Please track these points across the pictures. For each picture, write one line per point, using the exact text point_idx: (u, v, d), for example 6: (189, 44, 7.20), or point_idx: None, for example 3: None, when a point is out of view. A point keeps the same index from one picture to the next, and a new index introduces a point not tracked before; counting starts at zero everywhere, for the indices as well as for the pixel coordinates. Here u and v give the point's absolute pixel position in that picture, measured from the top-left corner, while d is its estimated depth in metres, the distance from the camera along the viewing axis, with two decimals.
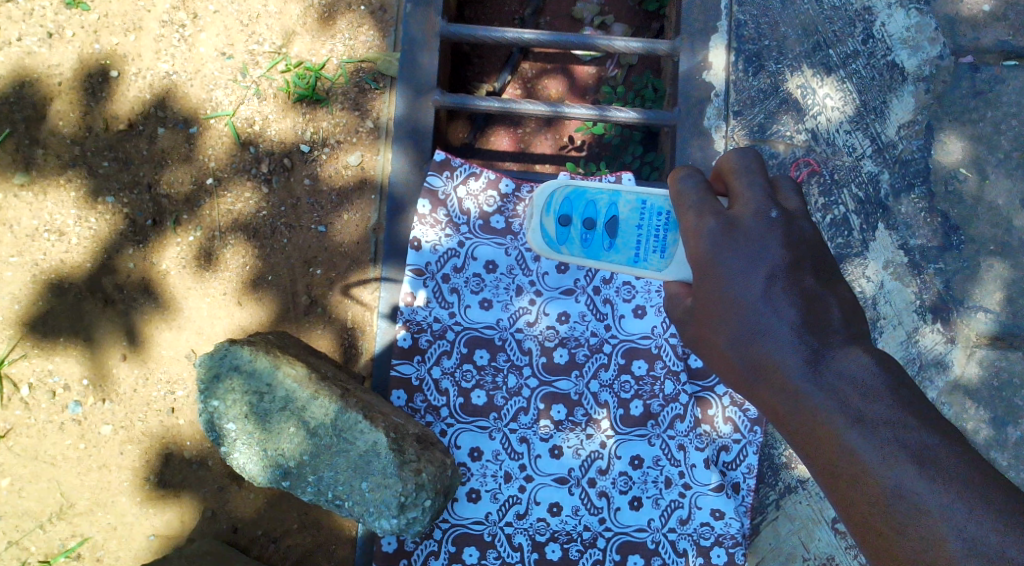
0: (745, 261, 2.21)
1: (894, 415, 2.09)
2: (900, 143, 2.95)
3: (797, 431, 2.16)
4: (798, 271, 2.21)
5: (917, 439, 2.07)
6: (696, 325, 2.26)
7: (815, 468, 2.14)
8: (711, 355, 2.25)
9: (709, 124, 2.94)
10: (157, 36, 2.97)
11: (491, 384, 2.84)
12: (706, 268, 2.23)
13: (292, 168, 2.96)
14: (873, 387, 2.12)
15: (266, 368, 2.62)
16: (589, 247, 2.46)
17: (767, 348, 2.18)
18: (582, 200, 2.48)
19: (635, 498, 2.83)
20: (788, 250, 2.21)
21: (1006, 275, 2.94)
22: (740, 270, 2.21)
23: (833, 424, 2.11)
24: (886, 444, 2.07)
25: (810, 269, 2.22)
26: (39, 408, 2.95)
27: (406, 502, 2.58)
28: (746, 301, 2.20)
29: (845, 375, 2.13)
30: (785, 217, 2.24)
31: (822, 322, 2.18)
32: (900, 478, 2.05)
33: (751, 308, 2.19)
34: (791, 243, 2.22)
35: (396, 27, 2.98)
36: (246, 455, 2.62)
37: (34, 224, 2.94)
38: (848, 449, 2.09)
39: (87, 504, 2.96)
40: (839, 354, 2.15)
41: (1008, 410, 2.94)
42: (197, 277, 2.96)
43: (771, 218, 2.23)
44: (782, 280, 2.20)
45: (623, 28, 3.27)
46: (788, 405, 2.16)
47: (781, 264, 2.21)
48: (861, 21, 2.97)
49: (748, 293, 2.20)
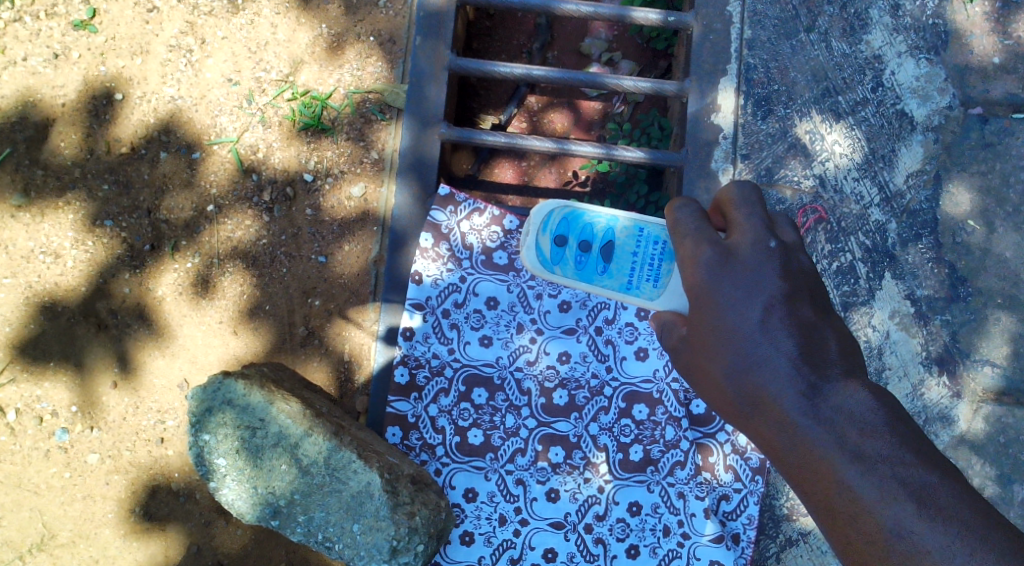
0: (741, 291, 2.17)
1: (892, 452, 2.05)
2: (908, 192, 2.92)
3: (793, 466, 2.11)
4: (797, 304, 2.17)
5: (917, 477, 2.03)
6: (691, 354, 2.22)
7: (811, 502, 2.09)
8: (706, 386, 2.20)
9: (716, 167, 2.92)
10: (163, 61, 2.94)
11: (488, 424, 2.79)
12: (702, 297, 2.19)
13: (294, 198, 2.92)
14: (872, 422, 2.07)
15: (261, 403, 2.55)
16: (583, 270, 2.43)
17: (763, 380, 2.13)
18: (580, 222, 2.44)
19: (632, 546, 2.77)
20: (785, 281, 2.18)
21: (1013, 329, 2.91)
22: (737, 299, 2.16)
23: (831, 459, 2.07)
24: (885, 481, 2.03)
25: (806, 299, 2.19)
26: (24, 434, 2.89)
27: (399, 546, 2.51)
28: (742, 331, 2.15)
29: (843, 409, 2.08)
30: (784, 248, 2.21)
31: (819, 354, 2.14)
32: (899, 518, 2.01)
33: (748, 338, 2.15)
34: (792, 277, 2.19)
35: (404, 59, 2.95)
36: (236, 491, 2.55)
37: (30, 245, 2.89)
38: (845, 484, 2.05)
39: (69, 535, 2.89)
40: (837, 388, 2.10)
41: (1013, 467, 2.90)
42: (192, 304, 2.91)
43: (769, 248, 2.20)
44: (780, 311, 2.16)
45: (631, 66, 3.27)
46: (784, 439, 2.11)
47: (779, 294, 2.17)
48: (870, 69, 2.95)
49: (745, 323, 2.15)
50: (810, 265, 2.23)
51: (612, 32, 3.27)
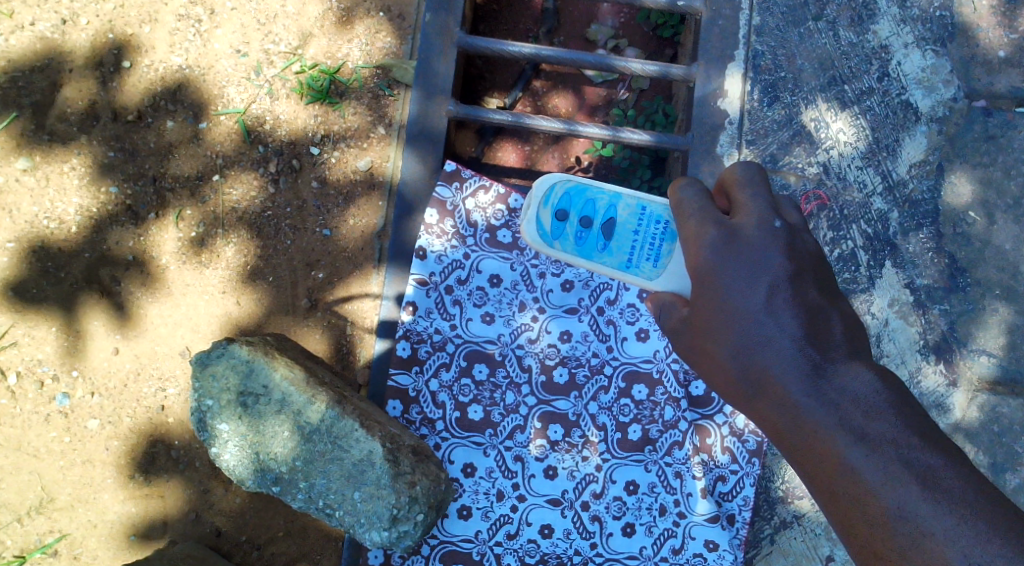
0: (746, 272, 2.18)
1: (896, 433, 2.07)
2: (910, 182, 2.95)
3: (797, 448, 2.13)
4: (802, 285, 2.19)
5: (922, 459, 2.05)
6: (693, 336, 2.24)
7: (815, 484, 2.12)
8: (709, 368, 2.22)
9: (722, 151, 2.93)
10: (171, 30, 2.93)
11: (488, 400, 2.81)
12: (707, 277, 2.20)
13: (300, 170, 2.93)
14: (877, 405, 2.10)
15: (264, 370, 2.57)
16: (583, 246, 2.44)
17: (768, 361, 2.15)
18: (582, 197, 2.45)
19: (629, 524, 2.79)
20: (790, 261, 2.19)
21: (1011, 320, 2.94)
22: (742, 280, 2.18)
23: (835, 441, 2.09)
24: (888, 464, 2.05)
25: (811, 279, 2.21)
26: (25, 398, 2.89)
27: (399, 515, 2.54)
28: (747, 311, 2.17)
29: (848, 391, 2.11)
30: (788, 229, 2.22)
31: (823, 336, 2.16)
32: (903, 500, 2.03)
33: (753, 319, 2.17)
34: (797, 258, 2.20)
35: (413, 36, 2.96)
36: (237, 457, 2.57)
37: (34, 210, 2.89)
38: (849, 466, 2.07)
39: (68, 499, 2.89)
40: (842, 370, 2.13)
41: (1007, 456, 2.93)
42: (196, 273, 2.92)
43: (773, 228, 2.22)
44: (784, 292, 2.17)
45: (637, 52, 3.28)
46: (787, 421, 2.14)
47: (784, 275, 2.18)
48: (877, 59, 2.97)
49: (750, 304, 2.17)
50: (815, 246, 2.25)
51: (619, 19, 3.28)
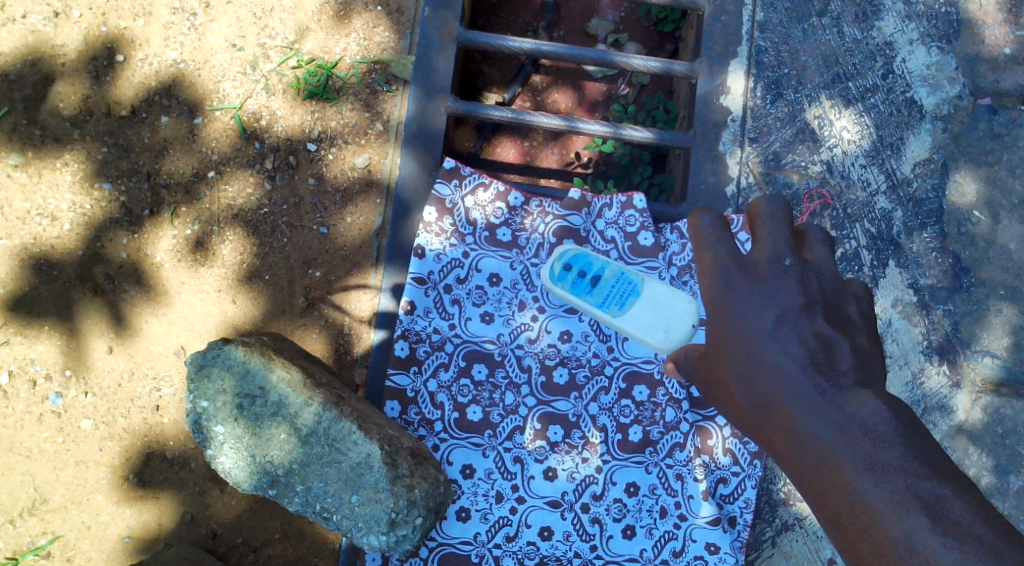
0: (757, 301, 2.13)
1: (906, 464, 1.99)
2: (914, 180, 2.91)
3: (806, 480, 2.06)
4: (815, 316, 2.12)
5: (931, 489, 1.96)
6: (707, 367, 2.20)
7: (825, 518, 2.03)
8: (723, 400, 2.17)
9: (724, 149, 2.90)
10: (166, 23, 2.89)
11: (487, 401, 2.77)
12: (719, 308, 2.16)
13: (297, 166, 2.88)
14: (887, 435, 2.01)
15: (260, 372, 2.54)
16: None
17: (777, 389, 2.09)
18: None
19: (629, 527, 2.76)
20: (804, 293, 2.13)
21: (1014, 320, 2.90)
22: (753, 310, 2.13)
23: (844, 471, 2.01)
24: (896, 494, 1.97)
25: (825, 310, 2.14)
26: (18, 397, 2.85)
27: (397, 519, 2.50)
28: (756, 340, 2.12)
29: (856, 419, 2.03)
30: (805, 263, 2.16)
31: (834, 365, 2.08)
32: (911, 534, 1.94)
33: (762, 347, 2.11)
34: (812, 290, 2.14)
35: (412, 30, 2.93)
36: (233, 459, 2.53)
37: (26, 206, 2.84)
38: (858, 497, 1.99)
39: (61, 500, 2.85)
40: (850, 398, 2.05)
41: (1011, 458, 2.88)
42: (191, 271, 2.87)
43: (789, 260, 2.15)
44: (796, 322, 2.11)
45: (637, 47, 3.23)
46: (796, 451, 2.06)
47: (796, 305, 2.12)
48: (881, 56, 2.94)
49: (760, 333, 2.12)
50: (824, 250, 2.21)
51: (620, 13, 3.24)
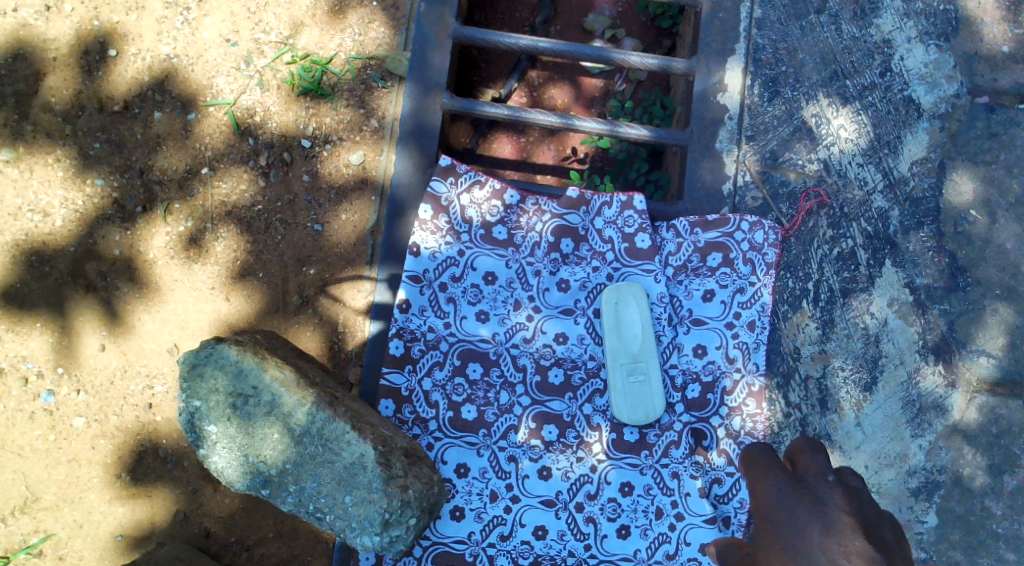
0: (805, 513, 2.24)
1: None
2: (912, 179, 2.90)
3: None
4: (860, 534, 2.19)
5: None
6: None
7: None
8: None
9: (721, 147, 2.89)
10: (159, 17, 2.87)
11: (482, 400, 2.76)
12: (768, 520, 2.28)
13: (291, 163, 2.87)
14: None
15: (253, 371, 2.52)
16: None
17: None
18: None
19: (624, 526, 2.75)
20: (851, 512, 2.22)
21: (1010, 320, 2.89)
22: (802, 517, 2.24)
23: None
24: None
25: (872, 516, 2.23)
26: (9, 395, 2.83)
27: (391, 519, 2.50)
28: (804, 543, 2.22)
29: None
30: (847, 484, 2.27)
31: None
32: None
33: (808, 543, 2.21)
34: (859, 509, 2.23)
35: (407, 25, 2.90)
36: (226, 459, 2.51)
37: (18, 202, 2.82)
38: None
39: (53, 499, 2.83)
40: None
41: (1004, 458, 2.86)
42: (184, 269, 2.86)
43: (832, 481, 2.28)
44: (843, 527, 2.20)
45: (635, 42, 3.21)
46: None
47: (843, 519, 2.21)
48: (880, 53, 2.92)
49: (808, 539, 2.22)
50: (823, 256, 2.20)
51: (617, 8, 3.21)
